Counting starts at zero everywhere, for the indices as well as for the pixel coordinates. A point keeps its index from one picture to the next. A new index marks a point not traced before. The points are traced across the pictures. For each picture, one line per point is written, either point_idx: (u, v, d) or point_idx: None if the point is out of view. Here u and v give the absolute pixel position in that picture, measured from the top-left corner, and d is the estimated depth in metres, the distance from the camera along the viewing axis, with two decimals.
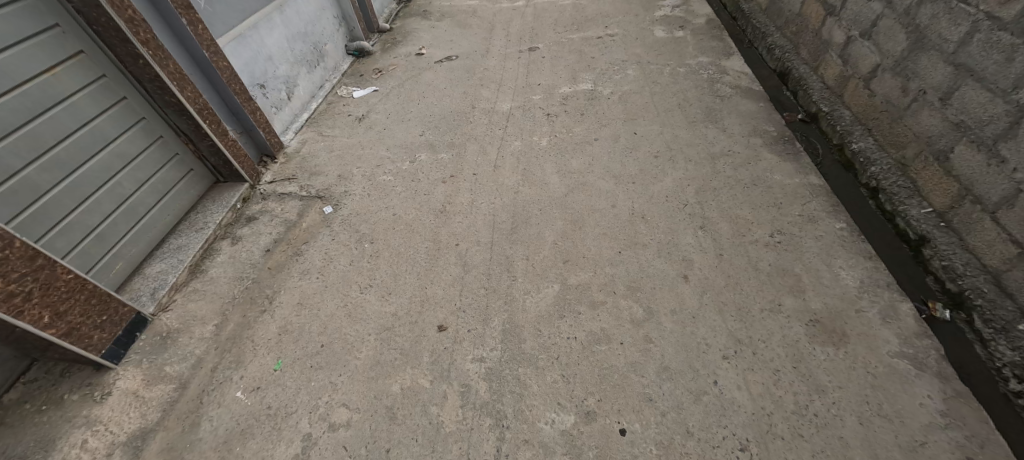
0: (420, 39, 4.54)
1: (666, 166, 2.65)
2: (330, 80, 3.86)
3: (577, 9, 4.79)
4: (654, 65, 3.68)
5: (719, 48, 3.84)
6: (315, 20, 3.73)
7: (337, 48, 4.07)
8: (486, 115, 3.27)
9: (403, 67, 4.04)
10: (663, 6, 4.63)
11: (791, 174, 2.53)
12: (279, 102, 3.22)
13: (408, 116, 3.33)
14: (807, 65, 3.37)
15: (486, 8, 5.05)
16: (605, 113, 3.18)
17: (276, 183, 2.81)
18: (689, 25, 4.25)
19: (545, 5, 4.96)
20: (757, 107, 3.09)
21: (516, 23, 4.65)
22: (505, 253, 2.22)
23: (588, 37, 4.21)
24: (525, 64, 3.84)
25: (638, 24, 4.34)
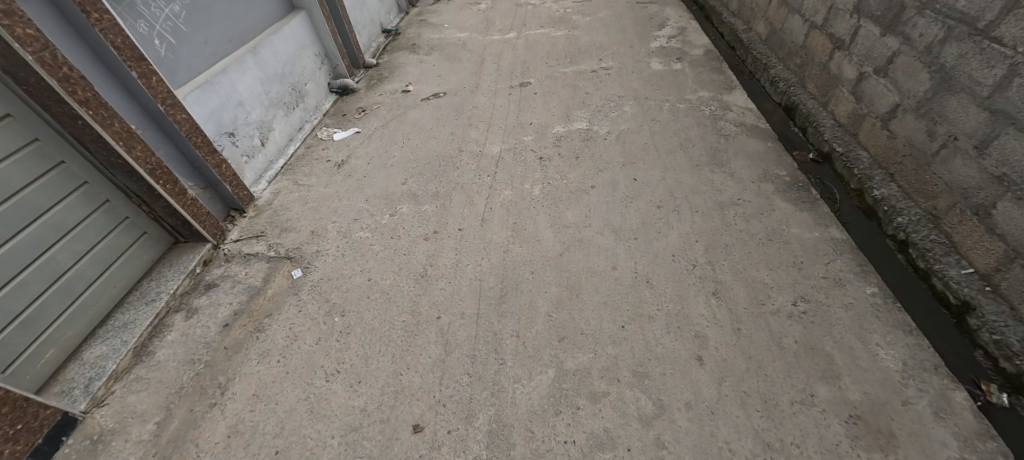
0: (407, 74, 4.34)
1: (671, 219, 2.41)
2: (310, 121, 3.64)
3: (570, 40, 4.62)
4: (652, 100, 3.48)
5: (720, 81, 3.64)
6: (295, 59, 3.53)
7: (319, 86, 3.87)
8: (474, 159, 3.04)
9: (388, 106, 3.83)
10: (660, 36, 4.46)
11: (809, 226, 2.29)
12: (250, 150, 2.98)
13: (391, 161, 3.10)
14: (816, 100, 3.16)
15: (476, 40, 4.88)
16: (601, 155, 2.95)
17: (242, 242, 2.56)
18: (687, 56, 4.07)
19: (538, 36, 4.80)
20: (765, 148, 2.87)
21: (507, 55, 4.46)
22: (492, 328, 1.95)
23: (582, 70, 4.02)
24: (516, 102, 3.64)
25: (634, 56, 4.16)
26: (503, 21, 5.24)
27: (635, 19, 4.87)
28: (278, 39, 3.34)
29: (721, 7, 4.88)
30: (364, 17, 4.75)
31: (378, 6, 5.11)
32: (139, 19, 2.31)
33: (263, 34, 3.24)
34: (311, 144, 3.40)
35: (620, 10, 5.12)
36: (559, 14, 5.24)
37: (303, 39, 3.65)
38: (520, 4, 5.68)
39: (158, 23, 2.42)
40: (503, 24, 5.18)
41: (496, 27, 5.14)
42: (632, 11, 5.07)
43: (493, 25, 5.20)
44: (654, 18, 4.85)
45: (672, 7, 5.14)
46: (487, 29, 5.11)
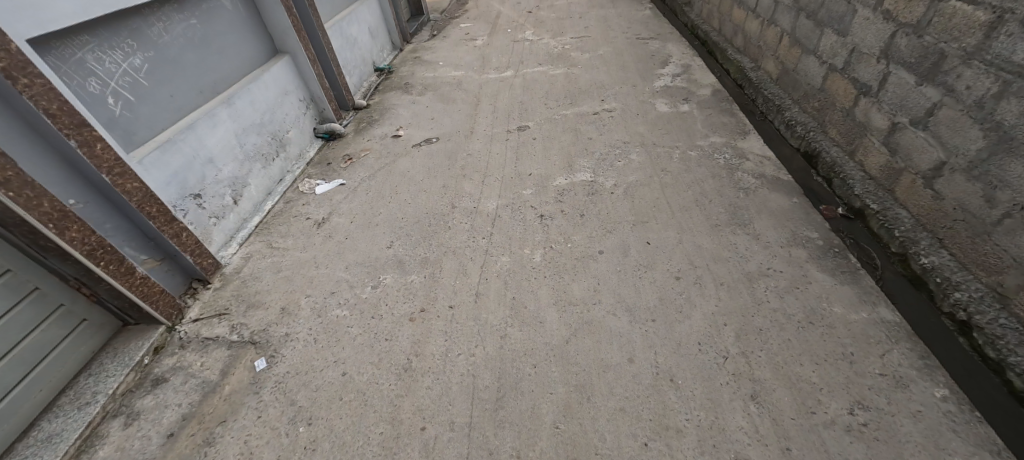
0: (398, 116, 4.09)
1: (692, 294, 2.10)
2: (292, 172, 3.36)
3: (570, 79, 4.38)
4: (660, 147, 3.21)
5: (732, 124, 3.38)
6: (276, 107, 3.27)
7: (303, 132, 3.60)
8: (467, 217, 2.75)
9: (376, 153, 3.54)
10: (664, 74, 4.23)
11: (852, 305, 1.99)
12: (220, 210, 2.69)
13: (376, 220, 2.80)
14: (840, 148, 2.90)
15: (471, 79, 4.65)
16: (608, 213, 2.66)
17: (202, 322, 2.25)
18: (694, 95, 3.81)
19: (535, 75, 4.58)
20: (790, 204, 2.59)
21: (504, 96, 4.22)
22: (487, 446, 1.63)
23: (583, 112, 3.76)
24: (515, 148, 3.36)
25: (637, 96, 3.91)
26: (500, 59, 5.04)
27: (636, 56, 4.66)
28: (257, 87, 3.09)
29: (724, 43, 4.68)
30: (354, 56, 4.54)
31: (370, 44, 4.91)
32: (90, 77, 2.07)
33: (239, 82, 2.99)
34: (290, 198, 3.12)
35: (620, 46, 4.92)
36: (557, 51, 5.04)
37: (286, 84, 3.40)
38: (517, 40, 5.49)
39: (113, 79, 2.17)
40: (500, 61, 4.97)
41: (492, 64, 4.93)
42: (633, 48, 4.88)
43: (489, 62, 4.98)
44: (657, 55, 4.64)
45: (674, 42, 4.94)
46: (483, 67, 4.89)
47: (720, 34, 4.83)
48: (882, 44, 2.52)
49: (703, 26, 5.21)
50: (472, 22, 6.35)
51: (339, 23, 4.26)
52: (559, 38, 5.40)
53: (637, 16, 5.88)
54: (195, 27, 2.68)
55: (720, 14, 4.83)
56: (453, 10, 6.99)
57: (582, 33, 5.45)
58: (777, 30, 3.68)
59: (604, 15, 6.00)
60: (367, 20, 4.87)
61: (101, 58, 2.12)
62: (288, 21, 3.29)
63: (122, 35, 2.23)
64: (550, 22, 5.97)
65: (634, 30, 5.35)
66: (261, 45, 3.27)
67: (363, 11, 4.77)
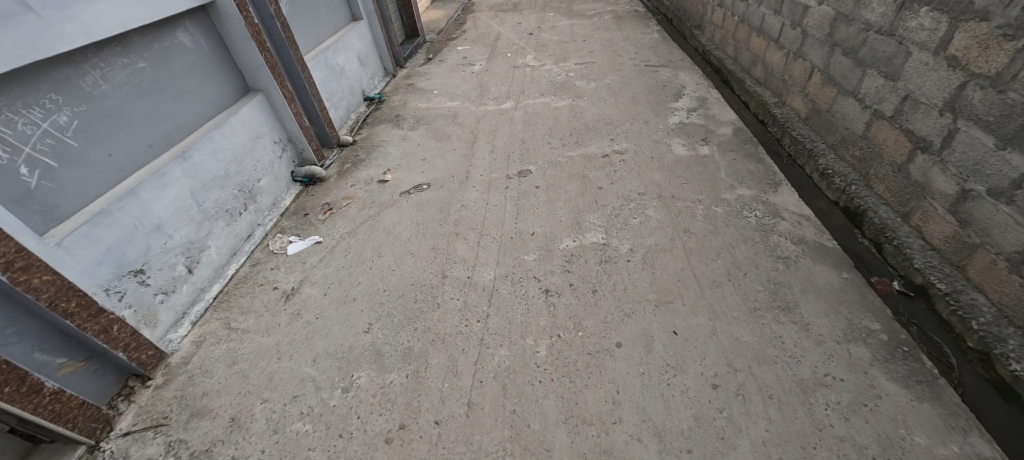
0: (385, 155, 3.70)
1: (734, 412, 1.72)
2: (263, 226, 2.97)
3: (575, 112, 4.00)
4: (680, 200, 2.82)
5: (761, 172, 2.99)
6: (247, 153, 2.89)
7: (279, 177, 3.21)
8: (460, 291, 2.36)
9: (360, 202, 3.15)
10: (678, 108, 3.85)
11: (934, 434, 1.61)
12: (170, 284, 2.31)
13: (353, 294, 2.40)
14: (890, 208, 2.52)
15: (468, 111, 4.27)
16: (625, 289, 2.26)
17: (134, 436, 1.86)
18: (714, 134, 3.43)
19: (537, 107, 4.20)
20: (839, 280, 2.20)
21: (503, 132, 3.82)
22: None
23: (591, 154, 3.38)
24: (515, 200, 2.97)
25: (650, 134, 3.53)
26: (499, 88, 4.66)
27: (646, 86, 4.29)
28: (223, 133, 2.71)
29: (741, 72, 4.31)
30: (341, 87, 4.17)
31: (359, 72, 4.55)
32: None
33: (201, 129, 2.61)
34: (258, 260, 2.72)
35: (629, 75, 4.56)
36: (561, 79, 4.67)
37: (259, 126, 3.02)
38: (517, 66, 5.13)
39: (27, 143, 1.81)
40: (499, 91, 4.60)
41: (491, 94, 4.55)
42: (643, 76, 4.51)
43: (487, 91, 4.61)
44: (669, 85, 4.27)
45: (686, 70, 4.57)
46: (480, 97, 4.51)
47: (737, 62, 4.46)
48: (947, 95, 2.14)
49: (717, 52, 4.85)
50: (470, 45, 6.00)
51: (323, 53, 3.89)
52: (562, 64, 5.04)
53: (644, 40, 5.52)
54: (144, 71, 2.31)
55: (736, 41, 4.47)
56: (450, 31, 6.65)
57: (586, 59, 5.09)
58: (805, 64, 3.31)
59: (610, 39, 5.65)
60: (356, 47, 4.51)
61: (11, 120, 1.76)
62: (261, 57, 2.91)
63: (43, 88, 1.87)
64: (552, 46, 5.62)
65: (643, 56, 4.99)
66: (230, 84, 2.89)
67: (351, 37, 4.41)
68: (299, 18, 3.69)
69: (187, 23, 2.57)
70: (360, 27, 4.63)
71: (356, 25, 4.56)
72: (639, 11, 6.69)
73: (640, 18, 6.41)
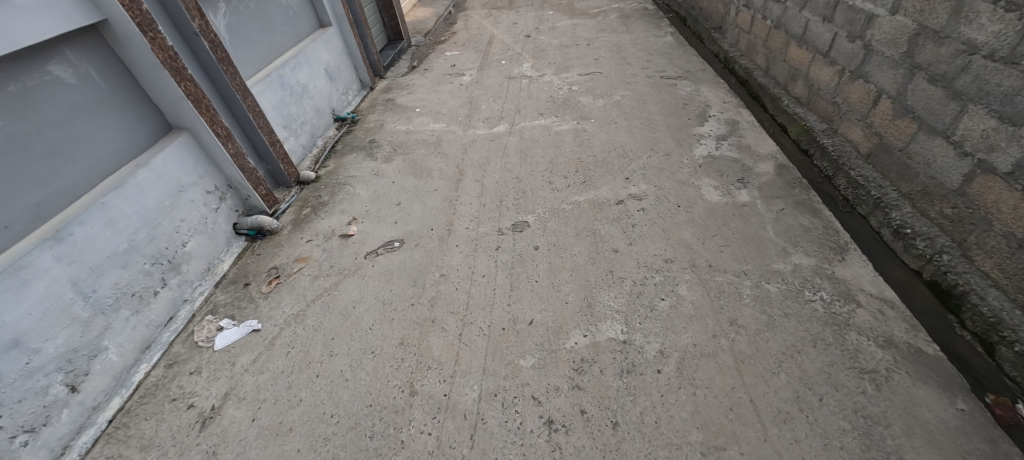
0: (352, 196, 3.06)
1: None
2: (191, 303, 2.36)
3: (581, 139, 3.35)
4: (719, 272, 2.19)
5: (819, 230, 2.36)
6: (164, 214, 2.27)
7: (216, 234, 2.59)
8: (432, 420, 1.74)
9: (317, 266, 2.53)
10: (705, 135, 3.21)
11: None
12: (39, 415, 1.73)
13: (290, 421, 1.79)
14: (1003, 293, 1.92)
15: (453, 136, 3.61)
16: (656, 422, 1.66)
17: None
18: (753, 173, 2.80)
19: (536, 131, 3.54)
20: (955, 416, 1.60)
21: (494, 165, 3.17)
22: None
23: (603, 200, 2.74)
24: (507, 269, 2.35)
25: (673, 171, 2.89)
26: (491, 105, 4.00)
27: (664, 105, 3.64)
28: (126, 194, 2.09)
29: (777, 87, 3.64)
30: (302, 110, 3.51)
31: (326, 88, 3.89)
32: None
33: (91, 192, 2.00)
34: (177, 357, 2.11)
35: (642, 91, 3.90)
36: (562, 95, 4.01)
37: (183, 176, 2.39)
38: (512, 77, 4.46)
39: None
40: (490, 109, 3.93)
41: (481, 113, 3.88)
42: (660, 92, 3.85)
43: (477, 110, 3.95)
44: (690, 104, 3.62)
45: (710, 84, 3.91)
46: (468, 117, 3.84)
47: (769, 74, 3.80)
48: None
49: (743, 61, 4.18)
50: (460, 49, 5.31)
51: (278, 71, 3.24)
52: (563, 75, 4.37)
53: (658, 45, 4.84)
54: None
55: (769, 49, 3.81)
56: (438, 33, 5.96)
57: (592, 69, 4.42)
58: (868, 87, 2.66)
59: (618, 43, 4.97)
60: (322, 59, 3.84)
61: None
62: (179, 89, 2.27)
63: None
64: (552, 52, 4.94)
65: (657, 65, 4.32)
66: (140, 125, 2.26)
67: (315, 48, 3.75)
68: (245, 30, 3.03)
69: (67, 52, 1.95)
70: (329, 34, 3.97)
71: (323, 33, 3.90)
72: (648, 9, 5.99)
73: (651, 17, 5.72)
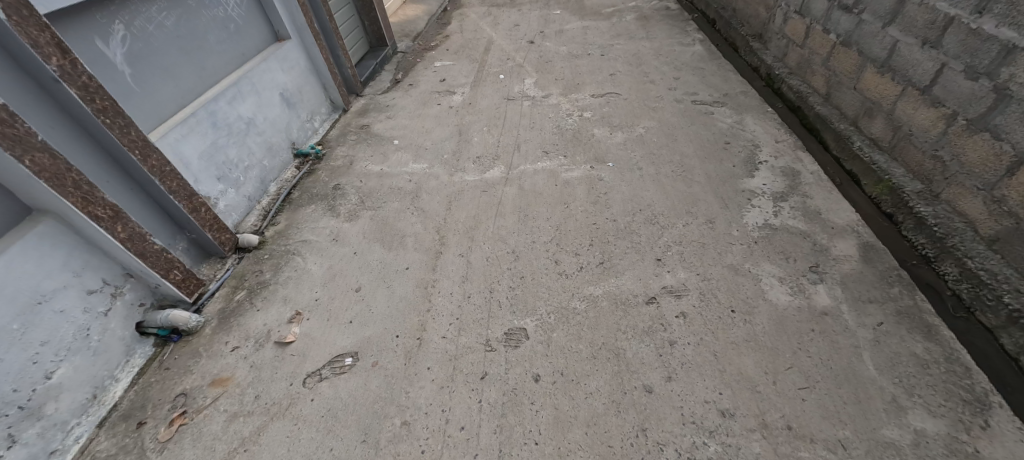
0: (301, 275, 2.36)
1: None
2: (59, 456, 1.75)
3: (596, 193, 2.63)
4: (801, 442, 1.51)
5: (936, 365, 1.66)
6: (7, 344, 1.62)
7: (106, 347, 1.95)
8: None
9: (240, 395, 1.87)
10: (757, 191, 2.49)
11: None
12: None
13: None
14: None
15: (436, 183, 2.88)
16: None
17: None
18: (829, 257, 2.08)
19: (539, 177, 2.81)
20: None
21: (484, 232, 2.46)
22: None
23: (627, 295, 2.03)
24: (494, 418, 1.67)
25: (720, 250, 2.18)
26: (484, 138, 3.26)
27: (699, 143, 2.92)
28: None
29: (842, 121, 2.90)
30: (246, 151, 2.79)
31: (283, 118, 3.15)
32: None
33: None
34: None
35: (670, 122, 3.16)
36: (572, 125, 3.28)
37: (45, 281, 1.73)
38: (511, 98, 3.71)
39: None
40: (483, 143, 3.20)
41: (472, 148, 3.15)
42: (692, 125, 3.12)
43: (466, 144, 3.21)
44: (733, 142, 2.88)
45: (755, 114, 3.15)
46: (455, 155, 3.11)
47: (831, 103, 3.05)
48: None
49: (795, 82, 3.41)
50: (452, 58, 4.55)
51: (207, 107, 2.51)
52: (572, 96, 3.63)
53: (685, 56, 4.06)
54: None
55: (832, 71, 3.03)
56: (429, 36, 5.20)
57: (607, 89, 3.67)
58: (999, 148, 1.92)
59: (637, 53, 4.20)
60: (276, 81, 3.10)
61: None
62: (22, 167, 1.58)
63: None
64: (559, 64, 4.18)
65: (687, 86, 3.57)
66: None
67: (266, 70, 3.01)
68: (156, 57, 2.31)
69: None
70: (286, 50, 3.22)
71: (279, 49, 3.15)
72: (672, 8, 5.17)
73: (675, 18, 4.92)
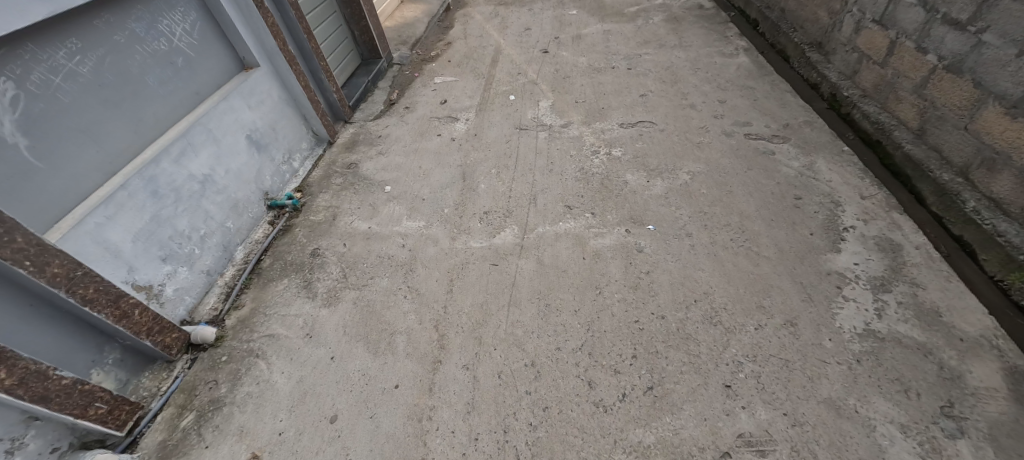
0: (264, 392, 1.86)
1: None
2: None
3: (636, 272, 2.08)
4: None
5: None
6: None
7: None
8: None
9: None
10: (848, 276, 1.94)
11: None
12: None
13: None
14: None
15: (434, 250, 2.34)
16: None
17: None
18: (966, 391, 1.55)
19: (562, 244, 2.26)
20: None
21: (494, 330, 1.93)
22: None
23: (691, 447, 1.51)
24: None
25: (811, 375, 1.64)
26: (492, 184, 2.70)
27: (761, 198, 2.35)
28: None
29: (944, 169, 2.35)
30: (202, 216, 2.26)
31: (252, 166, 2.61)
32: None
33: None
34: None
35: (720, 166, 2.59)
36: (598, 168, 2.71)
37: None
38: (524, 128, 3.15)
39: None
40: (491, 192, 2.64)
41: (478, 199, 2.60)
42: (750, 169, 2.54)
43: (472, 193, 2.66)
44: (805, 198, 2.31)
45: (828, 155, 2.56)
46: (459, 209, 2.56)
47: (925, 142, 2.48)
48: None
49: (872, 109, 2.82)
50: (455, 72, 3.98)
51: (144, 172, 1.97)
52: (597, 126, 3.06)
53: (729, 70, 3.45)
54: None
55: (929, 102, 2.44)
56: (429, 44, 4.61)
57: (638, 116, 3.10)
58: None
59: (670, 67, 3.59)
60: (241, 122, 2.54)
61: None
62: None
63: None
64: (578, 81, 3.60)
65: (736, 113, 2.98)
66: None
67: (227, 110, 2.45)
68: (69, 117, 1.77)
69: None
70: (254, 81, 2.65)
71: (244, 81, 2.58)
72: (706, 7, 4.52)
73: (711, 20, 4.28)
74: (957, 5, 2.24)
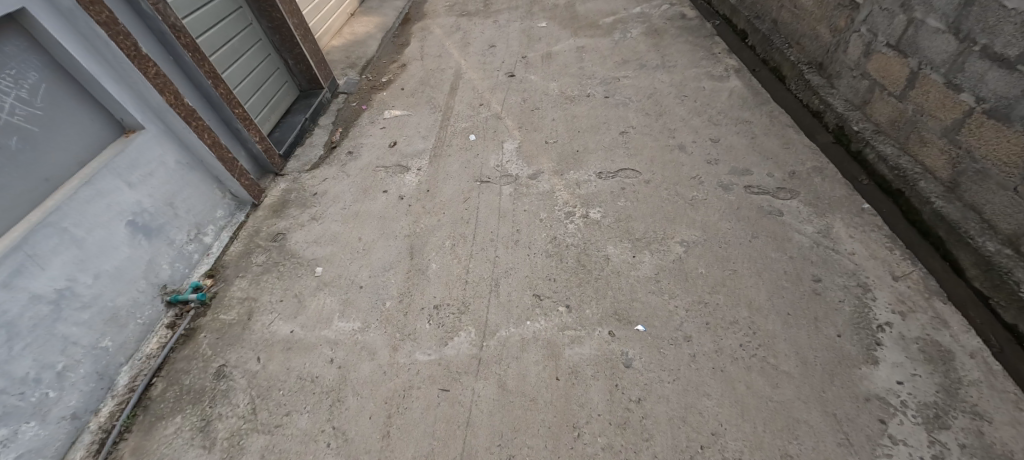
0: None
1: None
2: None
3: (625, 400, 1.63)
4: None
5: None
6: None
7: None
8: None
9: None
10: (893, 404, 1.53)
11: None
12: None
13: None
14: None
15: (370, 367, 1.85)
16: None
17: None
18: None
19: (530, 356, 1.80)
20: None
21: None
22: None
23: None
24: None
25: None
26: (446, 263, 2.22)
27: (773, 282, 1.91)
28: None
29: (987, 235, 1.95)
30: (60, 346, 1.73)
31: (139, 258, 2.06)
32: None
33: None
34: None
35: (719, 233, 2.15)
36: (573, 237, 2.24)
37: None
38: (484, 181, 2.66)
39: None
40: (444, 276, 2.15)
41: (428, 287, 2.11)
42: (755, 238, 2.10)
43: (420, 277, 2.17)
44: (826, 281, 1.88)
45: (846, 216, 2.14)
46: (403, 302, 2.07)
47: (961, 197, 2.07)
48: None
49: (891, 150, 2.40)
50: (408, 104, 3.45)
51: None
52: (570, 177, 2.59)
53: (720, 98, 3.00)
54: None
55: (965, 151, 2.02)
56: (381, 65, 4.06)
57: (618, 163, 2.63)
58: None
59: (653, 94, 3.13)
60: (119, 206, 1.99)
61: None
62: None
63: None
64: (549, 114, 3.11)
65: (733, 157, 2.54)
66: None
67: (93, 195, 1.90)
68: None
69: None
70: (138, 148, 2.09)
71: (122, 151, 2.02)
72: (688, 15, 4.06)
73: (695, 32, 3.82)
74: (1002, 37, 1.82)
